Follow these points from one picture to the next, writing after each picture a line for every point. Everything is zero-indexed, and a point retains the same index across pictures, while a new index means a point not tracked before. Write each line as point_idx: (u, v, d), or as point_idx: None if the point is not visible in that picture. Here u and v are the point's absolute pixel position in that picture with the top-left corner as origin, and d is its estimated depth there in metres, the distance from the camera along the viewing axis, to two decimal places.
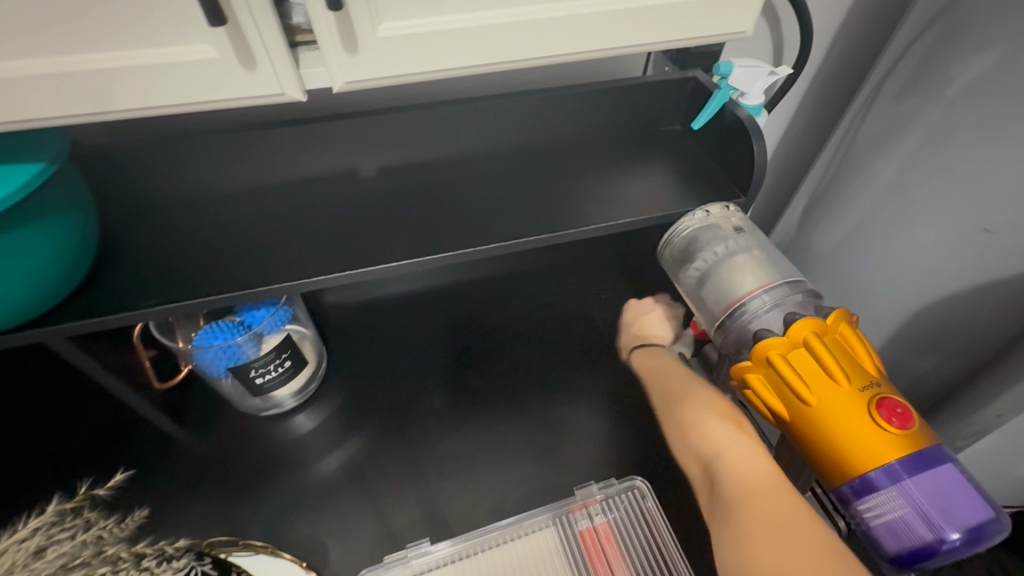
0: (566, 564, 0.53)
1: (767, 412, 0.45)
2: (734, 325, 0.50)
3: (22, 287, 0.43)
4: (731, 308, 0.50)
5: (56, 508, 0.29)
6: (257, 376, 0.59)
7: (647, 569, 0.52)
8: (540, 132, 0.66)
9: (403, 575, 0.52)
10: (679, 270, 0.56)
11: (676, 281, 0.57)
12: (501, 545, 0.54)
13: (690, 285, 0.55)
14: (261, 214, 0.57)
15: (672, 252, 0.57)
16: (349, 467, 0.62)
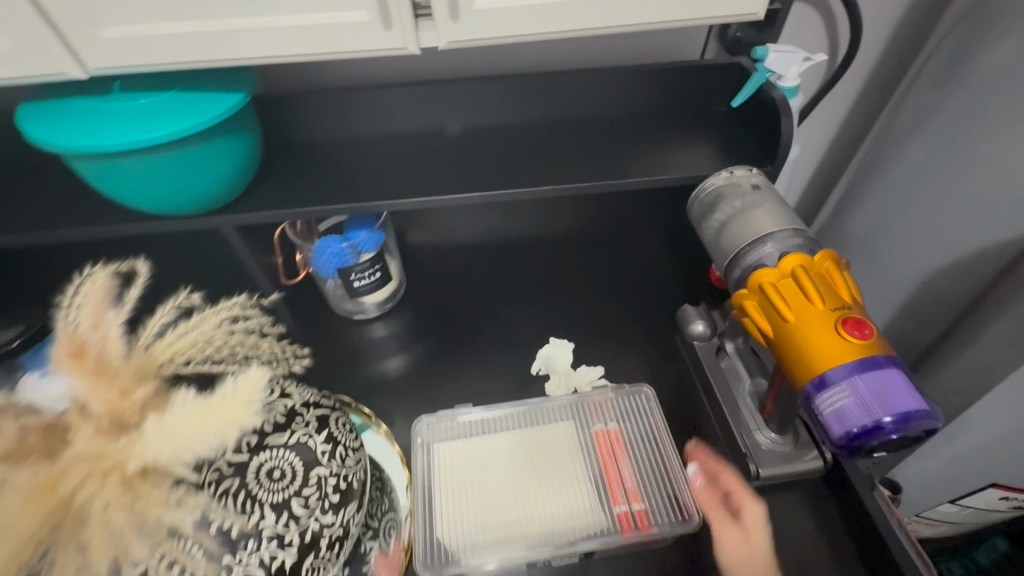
0: (581, 453, 0.64)
1: (755, 333, 0.55)
2: (742, 264, 0.59)
3: (210, 182, 0.62)
4: (741, 250, 0.59)
5: (241, 297, 0.44)
6: (355, 280, 0.76)
7: (649, 467, 0.63)
8: (599, 104, 0.78)
9: (452, 425, 0.68)
10: (703, 222, 0.66)
11: (699, 231, 0.67)
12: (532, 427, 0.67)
13: (710, 234, 0.64)
14: (372, 155, 0.74)
15: (699, 207, 0.66)
16: (415, 363, 0.78)
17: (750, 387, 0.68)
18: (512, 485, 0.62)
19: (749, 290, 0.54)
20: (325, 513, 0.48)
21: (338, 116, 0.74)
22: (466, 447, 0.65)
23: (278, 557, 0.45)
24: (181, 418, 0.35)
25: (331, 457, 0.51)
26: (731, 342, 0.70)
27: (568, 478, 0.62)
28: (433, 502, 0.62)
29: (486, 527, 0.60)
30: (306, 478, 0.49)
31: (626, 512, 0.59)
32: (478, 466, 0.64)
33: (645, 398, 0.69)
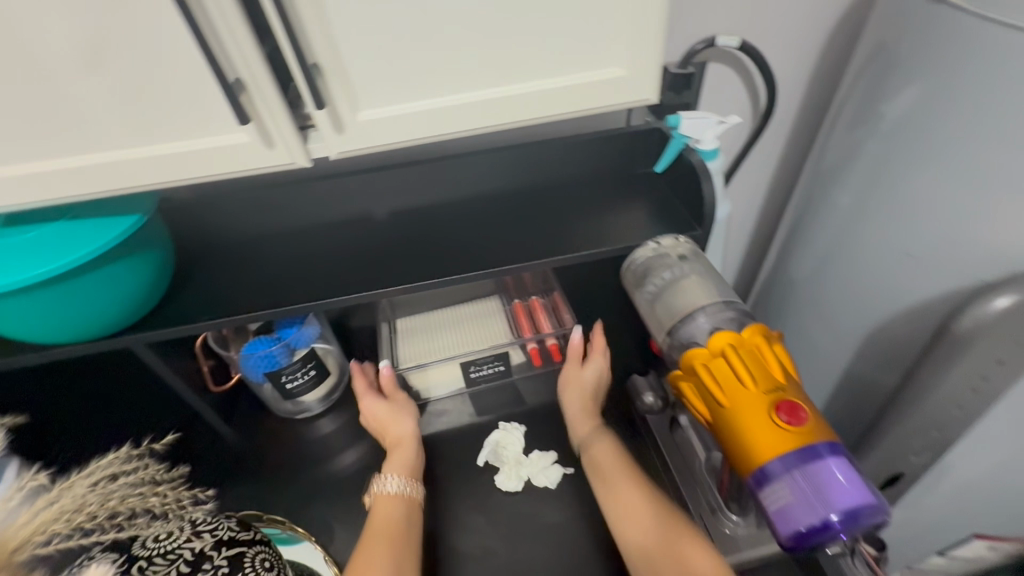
0: (500, 312, 0.82)
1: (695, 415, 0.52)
2: (676, 339, 0.57)
3: (116, 304, 0.58)
4: (674, 324, 0.57)
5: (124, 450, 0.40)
6: (287, 381, 0.73)
7: (551, 313, 0.82)
8: (526, 177, 0.77)
9: (403, 326, 0.82)
10: (637, 294, 0.64)
11: (635, 302, 0.64)
12: (465, 303, 0.84)
13: (644, 306, 0.62)
14: (295, 250, 0.72)
15: (631, 278, 0.65)
16: (359, 462, 0.73)
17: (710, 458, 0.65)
18: (445, 330, 0.80)
19: (684, 370, 0.52)
20: None
21: (257, 215, 0.72)
22: (417, 318, 0.83)
23: None
24: None
25: None
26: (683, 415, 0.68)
27: (492, 360, 0.77)
28: (395, 348, 0.78)
29: (430, 357, 0.76)
30: None
31: (536, 345, 0.79)
32: (429, 328, 0.81)
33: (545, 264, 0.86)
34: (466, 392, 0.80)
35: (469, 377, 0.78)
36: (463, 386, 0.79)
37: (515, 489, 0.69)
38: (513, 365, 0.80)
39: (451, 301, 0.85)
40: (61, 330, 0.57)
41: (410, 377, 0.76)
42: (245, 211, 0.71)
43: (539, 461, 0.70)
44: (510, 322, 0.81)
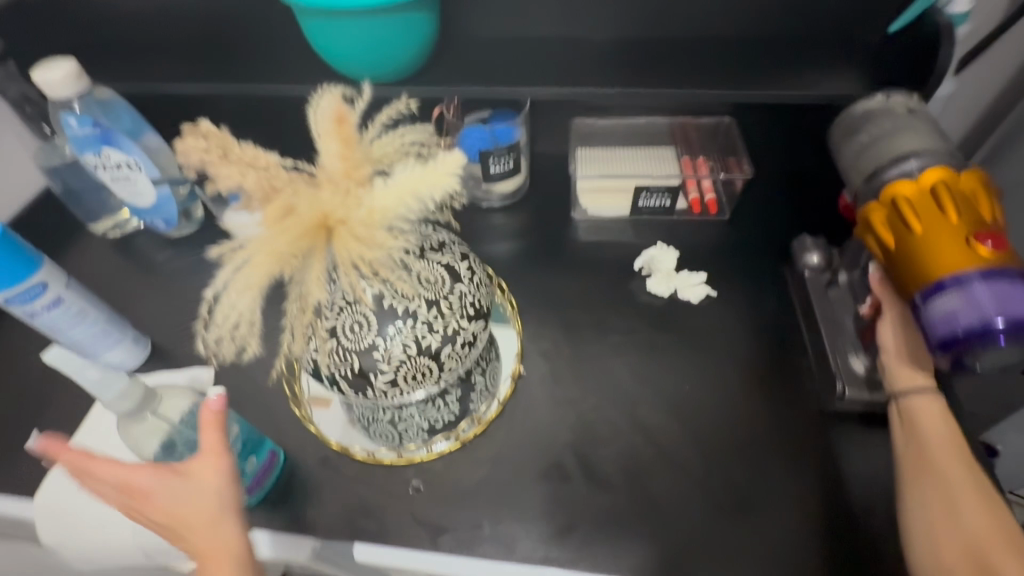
0: (674, 159, 0.89)
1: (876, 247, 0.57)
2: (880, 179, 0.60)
3: (395, 55, 0.76)
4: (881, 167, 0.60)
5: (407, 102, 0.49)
6: (491, 167, 0.87)
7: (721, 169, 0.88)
8: (743, 28, 0.79)
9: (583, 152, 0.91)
10: (845, 145, 0.66)
11: (839, 149, 0.67)
12: (641, 145, 0.92)
13: (850, 155, 0.65)
14: (520, 58, 0.82)
15: (840, 130, 0.68)
16: (527, 253, 0.88)
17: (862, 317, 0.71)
18: (624, 162, 0.89)
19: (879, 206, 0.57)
20: (463, 319, 0.60)
21: (494, 19, 0.82)
22: (597, 150, 0.91)
23: (426, 339, 0.58)
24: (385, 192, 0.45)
25: (471, 281, 0.62)
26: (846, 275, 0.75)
27: (662, 193, 0.86)
28: (578, 164, 0.89)
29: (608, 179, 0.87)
30: (453, 290, 0.60)
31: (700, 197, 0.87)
32: (609, 158, 0.90)
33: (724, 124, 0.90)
34: (627, 222, 0.90)
35: (635, 206, 0.88)
36: (627, 214, 0.89)
37: (662, 295, 0.81)
38: (675, 207, 0.89)
39: (633, 143, 0.93)
40: (372, 69, 0.77)
41: (584, 194, 0.89)
42: (486, 13, 0.81)
43: (682, 286, 0.81)
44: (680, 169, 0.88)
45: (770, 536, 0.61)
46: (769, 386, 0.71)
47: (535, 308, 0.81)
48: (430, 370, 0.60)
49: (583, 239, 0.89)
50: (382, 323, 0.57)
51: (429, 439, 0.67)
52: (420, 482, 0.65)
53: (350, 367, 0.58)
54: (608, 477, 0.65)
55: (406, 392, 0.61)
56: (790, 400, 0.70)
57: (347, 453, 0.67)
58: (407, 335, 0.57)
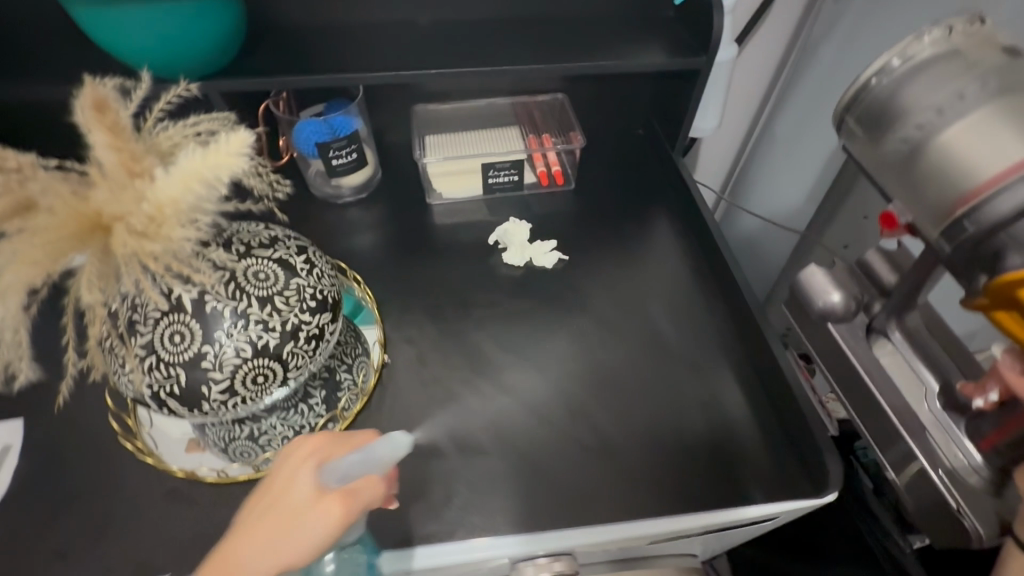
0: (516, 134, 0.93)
1: (1013, 323, 0.45)
2: (998, 203, 0.42)
3: (204, 44, 0.70)
4: (1002, 178, 0.42)
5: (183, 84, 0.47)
6: (334, 159, 0.84)
7: (560, 141, 0.94)
8: (556, 3, 0.84)
9: (428, 137, 0.92)
10: (882, 131, 0.50)
11: (873, 149, 0.51)
12: (484, 126, 0.95)
13: (894, 154, 0.49)
14: (345, 43, 0.81)
15: (859, 116, 0.52)
16: (386, 241, 0.87)
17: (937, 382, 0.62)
18: (469, 142, 0.92)
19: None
20: (304, 312, 0.58)
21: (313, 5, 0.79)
22: (443, 134, 0.93)
23: (263, 338, 0.55)
24: (167, 182, 0.41)
25: (309, 273, 0.60)
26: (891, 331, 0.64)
27: (509, 167, 0.89)
28: (426, 149, 0.90)
29: (455, 159, 0.88)
30: (287, 283, 0.57)
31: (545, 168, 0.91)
32: (455, 139, 0.92)
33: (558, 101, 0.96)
34: (483, 200, 0.92)
35: (487, 183, 0.91)
36: (482, 193, 0.92)
37: (518, 266, 0.84)
38: (525, 181, 0.92)
39: (475, 125, 0.96)
40: (180, 62, 0.71)
41: (434, 175, 0.89)
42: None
43: (537, 254, 0.85)
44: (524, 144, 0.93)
45: (630, 465, 0.66)
46: (621, 332, 0.77)
47: (397, 294, 0.81)
48: (275, 371, 0.57)
49: (441, 221, 0.90)
50: (207, 328, 0.53)
51: None
52: None
53: (177, 381, 0.53)
54: (479, 443, 0.66)
55: (252, 400, 0.57)
56: (638, 342, 0.76)
57: (194, 479, 0.62)
58: (240, 337, 0.54)
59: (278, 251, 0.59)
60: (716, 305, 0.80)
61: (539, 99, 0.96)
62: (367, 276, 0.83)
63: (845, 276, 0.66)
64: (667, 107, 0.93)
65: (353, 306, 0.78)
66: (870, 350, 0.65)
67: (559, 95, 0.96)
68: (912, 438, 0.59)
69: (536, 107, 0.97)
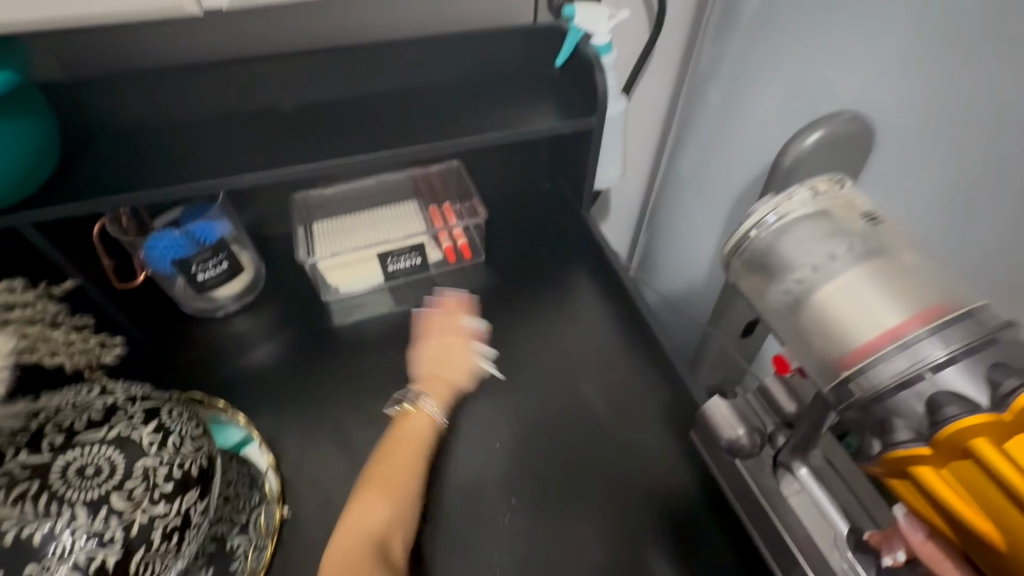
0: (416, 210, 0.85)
1: (916, 498, 0.43)
2: (877, 371, 0.42)
3: (5, 172, 0.57)
4: (879, 345, 0.42)
5: None
6: (199, 273, 0.73)
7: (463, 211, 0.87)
8: (434, 74, 0.78)
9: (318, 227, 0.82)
10: (766, 280, 0.49)
11: (761, 298, 0.50)
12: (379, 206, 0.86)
13: (778, 305, 0.48)
14: (198, 140, 0.70)
15: (742, 262, 0.50)
16: (280, 353, 0.76)
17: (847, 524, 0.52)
18: (363, 226, 0.82)
19: (934, 449, 0.39)
20: (156, 503, 0.46)
21: (155, 103, 0.69)
22: (333, 222, 0.83)
23: (96, 557, 0.42)
24: None
25: (161, 447, 0.47)
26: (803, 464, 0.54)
27: (409, 252, 0.81)
28: (314, 240, 0.80)
29: (353, 246, 0.79)
30: (128, 472, 0.45)
31: (450, 244, 0.83)
32: (349, 225, 0.82)
33: (454, 168, 0.90)
34: (386, 288, 0.83)
35: (388, 271, 0.82)
36: (383, 281, 0.83)
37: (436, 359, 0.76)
38: (430, 261, 0.84)
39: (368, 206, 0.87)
40: None
41: (326, 270, 0.79)
42: (143, 99, 0.69)
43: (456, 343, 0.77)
44: (425, 220, 0.85)
45: None
46: (557, 419, 0.71)
47: (299, 420, 0.69)
48: None
49: (344, 320, 0.80)
50: (13, 566, 0.40)
51: None
52: None
53: None
54: None
55: None
56: (574, 431, 0.70)
57: None
58: (62, 566, 0.41)
59: (116, 429, 0.47)
60: (653, 370, 0.75)
61: (434, 168, 0.90)
62: (262, 403, 0.71)
63: (743, 405, 0.57)
64: (570, 163, 0.89)
65: (236, 436, 0.66)
66: (774, 488, 0.56)
67: (455, 162, 0.91)
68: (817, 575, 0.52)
69: (433, 177, 0.91)
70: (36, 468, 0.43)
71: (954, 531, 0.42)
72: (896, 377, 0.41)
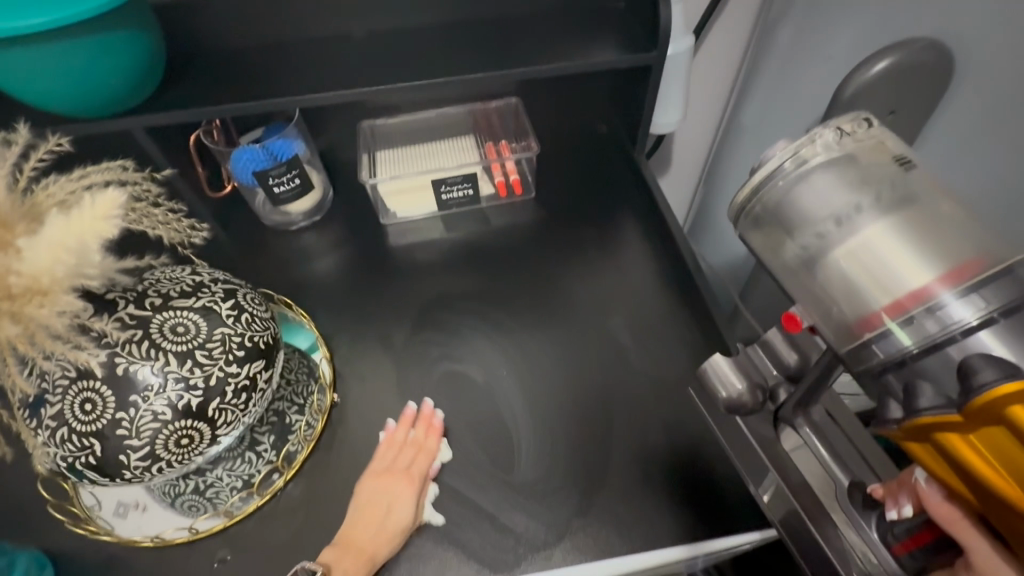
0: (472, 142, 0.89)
1: (936, 459, 0.41)
2: (900, 335, 0.40)
3: (121, 80, 0.66)
4: (905, 306, 0.40)
5: (51, 140, 0.46)
6: (275, 186, 0.81)
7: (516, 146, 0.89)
8: (499, 4, 0.79)
9: (381, 153, 0.87)
10: (780, 237, 0.47)
11: (769, 257, 0.48)
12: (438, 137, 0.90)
13: (792, 261, 0.46)
14: (278, 62, 0.77)
15: (752, 217, 0.47)
16: (339, 266, 0.83)
17: (850, 479, 0.53)
18: (422, 155, 0.86)
19: (966, 418, 0.36)
20: (230, 363, 0.54)
21: (243, 26, 0.76)
22: (396, 149, 0.88)
23: (184, 398, 0.52)
24: (46, 242, 0.41)
25: (236, 319, 0.56)
26: (803, 421, 0.54)
27: (461, 182, 0.85)
28: (377, 164, 0.86)
29: (413, 171, 0.84)
30: (209, 335, 0.54)
31: (503, 177, 0.86)
32: (410, 153, 0.87)
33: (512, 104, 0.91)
34: (438, 216, 0.88)
35: (441, 199, 0.86)
36: (435, 209, 0.87)
37: (478, 283, 0.80)
38: (482, 194, 0.87)
39: (428, 137, 0.91)
40: (97, 100, 0.67)
41: (386, 192, 0.84)
42: (233, 22, 0.76)
43: (497, 271, 0.82)
44: (481, 152, 0.88)
45: (591, 501, 0.62)
46: (585, 350, 0.73)
47: (352, 325, 0.77)
48: (201, 432, 0.53)
49: (398, 241, 0.86)
50: (122, 393, 0.50)
51: (234, 503, 0.62)
52: (228, 551, 0.61)
53: (92, 452, 0.51)
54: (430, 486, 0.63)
55: (179, 462, 0.54)
56: (602, 362, 0.72)
57: (132, 546, 0.60)
58: (157, 400, 0.51)
59: (200, 299, 0.55)
60: (689, 315, 0.75)
61: (493, 104, 0.92)
62: (320, 307, 0.79)
63: (744, 360, 0.55)
64: (628, 104, 0.88)
65: (307, 339, 0.75)
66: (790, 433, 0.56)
67: (514, 98, 0.93)
68: (812, 522, 0.52)
69: (492, 113, 0.93)
70: (139, 321, 0.52)
71: (972, 496, 0.40)
72: (919, 340, 0.40)
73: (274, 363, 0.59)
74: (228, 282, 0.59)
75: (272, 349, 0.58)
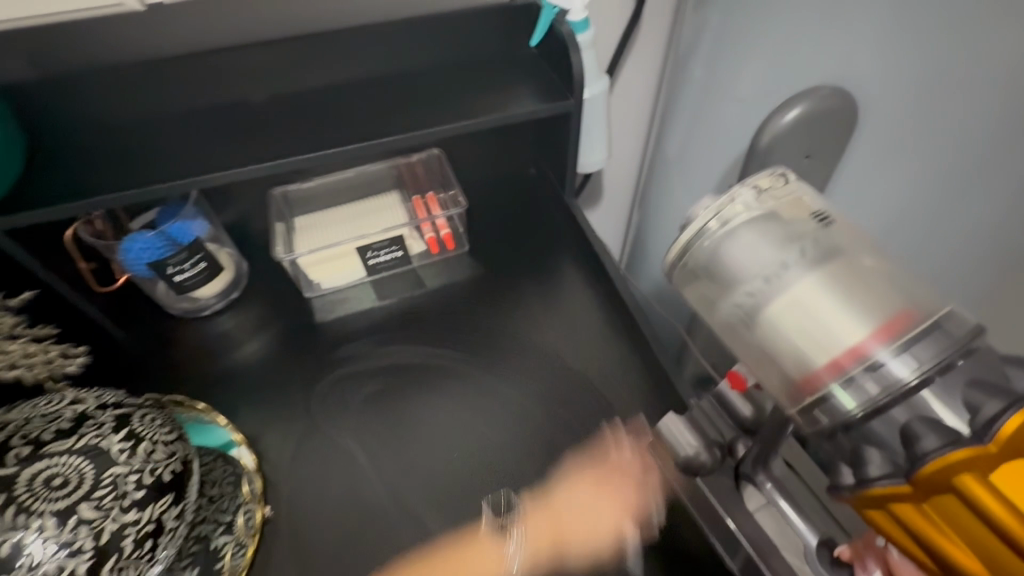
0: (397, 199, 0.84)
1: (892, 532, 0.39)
2: (845, 396, 0.40)
3: None
4: (842, 364, 0.40)
5: None
6: (175, 274, 0.72)
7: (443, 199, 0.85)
8: (406, 59, 0.76)
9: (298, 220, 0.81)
10: (713, 294, 0.46)
11: (709, 314, 0.48)
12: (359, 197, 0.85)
13: (729, 318, 0.45)
14: (165, 139, 0.69)
15: (685, 271, 0.47)
16: (262, 350, 0.75)
17: None
18: (344, 219, 0.80)
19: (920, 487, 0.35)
20: (126, 512, 0.46)
21: (120, 104, 0.68)
22: (314, 215, 0.82)
23: (67, 567, 0.43)
24: None
25: (132, 454, 0.47)
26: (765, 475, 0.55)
27: (388, 245, 0.80)
28: (295, 235, 0.79)
29: (335, 239, 0.78)
30: (97, 481, 0.45)
31: (433, 233, 0.82)
32: (329, 217, 0.81)
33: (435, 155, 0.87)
34: (369, 282, 0.82)
35: (368, 265, 0.81)
36: (364, 275, 0.82)
37: (419, 352, 0.75)
38: (412, 253, 0.83)
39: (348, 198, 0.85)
40: None
41: (307, 264, 0.77)
42: (106, 100, 0.68)
43: (436, 335, 0.77)
44: (407, 210, 0.83)
45: None
46: (538, 412, 0.70)
47: (282, 418, 0.69)
48: None
49: (326, 314, 0.79)
50: None
51: None
52: None
53: None
54: None
55: None
56: (557, 423, 0.69)
57: None
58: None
59: (85, 437, 0.47)
60: (640, 358, 0.73)
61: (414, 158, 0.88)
62: (243, 402, 0.71)
63: (699, 417, 0.56)
64: (552, 146, 0.86)
65: (224, 437, 0.66)
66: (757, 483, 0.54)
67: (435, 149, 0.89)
68: None
69: (414, 167, 0.89)
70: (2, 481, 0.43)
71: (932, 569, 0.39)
72: (862, 399, 0.39)
73: (189, 495, 0.51)
74: (122, 407, 0.51)
75: (184, 480, 0.50)
